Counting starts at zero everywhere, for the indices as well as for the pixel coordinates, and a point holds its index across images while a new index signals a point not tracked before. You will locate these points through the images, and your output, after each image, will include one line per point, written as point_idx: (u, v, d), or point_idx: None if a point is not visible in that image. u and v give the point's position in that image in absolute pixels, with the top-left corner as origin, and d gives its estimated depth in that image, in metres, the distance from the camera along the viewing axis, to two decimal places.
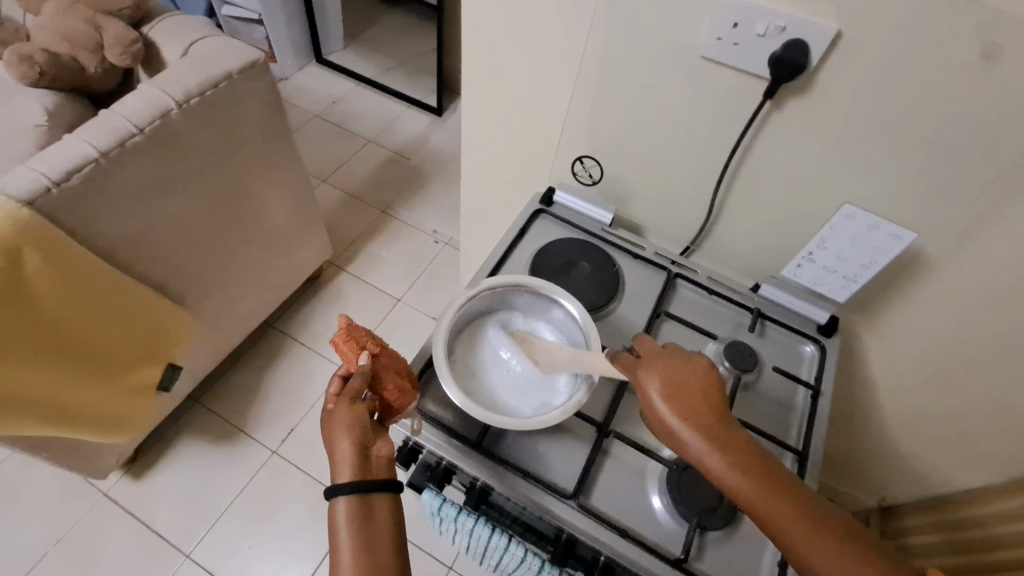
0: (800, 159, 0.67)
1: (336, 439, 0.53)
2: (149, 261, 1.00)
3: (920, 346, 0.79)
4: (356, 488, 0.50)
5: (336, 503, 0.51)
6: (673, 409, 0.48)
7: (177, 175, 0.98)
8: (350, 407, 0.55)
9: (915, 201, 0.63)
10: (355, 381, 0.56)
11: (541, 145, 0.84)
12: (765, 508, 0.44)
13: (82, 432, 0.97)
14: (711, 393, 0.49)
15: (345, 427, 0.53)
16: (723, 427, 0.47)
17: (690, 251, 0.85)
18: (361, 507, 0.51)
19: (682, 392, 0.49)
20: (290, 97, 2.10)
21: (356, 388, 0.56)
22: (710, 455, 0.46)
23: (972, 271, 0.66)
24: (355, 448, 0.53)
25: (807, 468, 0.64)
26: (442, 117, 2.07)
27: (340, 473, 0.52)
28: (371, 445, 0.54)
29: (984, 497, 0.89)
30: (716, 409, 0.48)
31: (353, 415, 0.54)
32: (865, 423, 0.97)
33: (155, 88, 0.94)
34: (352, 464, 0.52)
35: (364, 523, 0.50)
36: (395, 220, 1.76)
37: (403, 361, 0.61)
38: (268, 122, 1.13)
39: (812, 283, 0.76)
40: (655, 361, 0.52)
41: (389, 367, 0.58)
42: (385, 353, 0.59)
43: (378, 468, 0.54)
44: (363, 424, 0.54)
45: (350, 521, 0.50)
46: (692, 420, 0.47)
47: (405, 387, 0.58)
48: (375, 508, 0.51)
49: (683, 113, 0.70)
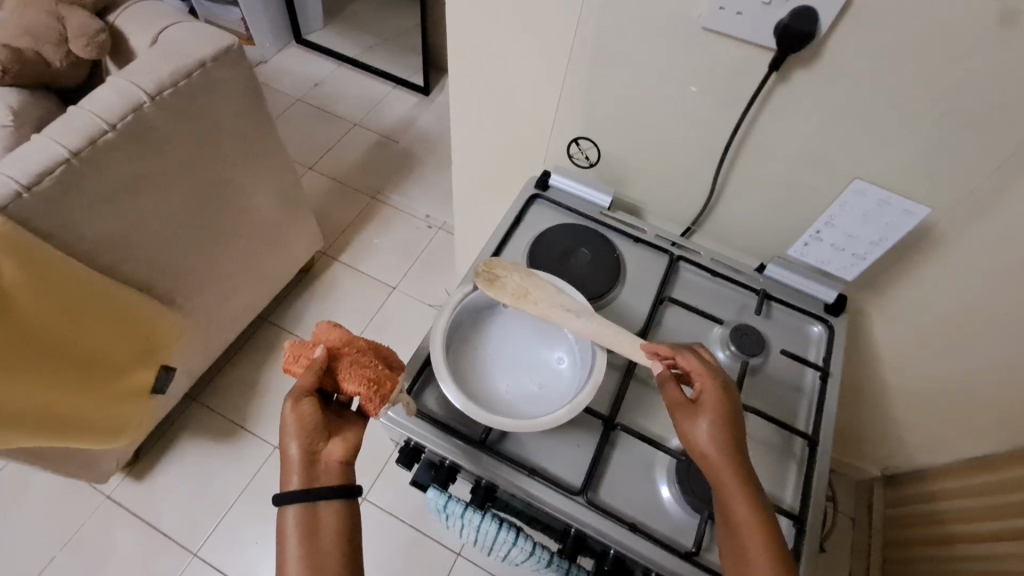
0: (807, 132, 0.63)
1: (284, 445, 0.51)
2: (132, 262, 0.97)
3: (932, 320, 0.77)
4: (300, 498, 0.49)
5: (285, 512, 0.50)
6: (703, 404, 0.51)
7: (155, 169, 0.94)
8: (296, 407, 0.52)
9: (930, 175, 0.60)
10: (307, 377, 0.53)
11: (534, 128, 0.81)
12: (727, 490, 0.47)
13: (80, 439, 0.96)
14: (735, 411, 0.51)
15: (293, 431, 0.51)
16: (735, 436, 0.50)
17: (691, 232, 0.82)
18: (308, 516, 0.50)
19: (718, 394, 0.52)
20: (270, 80, 2.03)
21: (306, 384, 0.53)
22: (704, 433, 0.50)
23: (987, 242, 0.64)
24: (303, 454, 0.51)
25: (818, 452, 0.62)
26: (430, 96, 2.01)
27: (289, 478, 0.51)
28: (321, 448, 0.53)
29: (1013, 463, 0.88)
30: (734, 418, 0.51)
31: (300, 415, 0.52)
32: (872, 395, 0.96)
33: (125, 80, 0.89)
34: (300, 470, 0.51)
35: (312, 533, 0.49)
36: (386, 206, 1.72)
37: (372, 351, 0.57)
38: (247, 110, 1.08)
39: (820, 262, 0.73)
40: (701, 367, 0.54)
41: (349, 361, 0.54)
42: (348, 347, 0.55)
43: (328, 473, 0.52)
44: (312, 427, 0.52)
45: (297, 533, 0.49)
46: (709, 414, 0.50)
47: (372, 382, 0.54)
48: (323, 518, 0.50)
49: (681, 89, 0.66)
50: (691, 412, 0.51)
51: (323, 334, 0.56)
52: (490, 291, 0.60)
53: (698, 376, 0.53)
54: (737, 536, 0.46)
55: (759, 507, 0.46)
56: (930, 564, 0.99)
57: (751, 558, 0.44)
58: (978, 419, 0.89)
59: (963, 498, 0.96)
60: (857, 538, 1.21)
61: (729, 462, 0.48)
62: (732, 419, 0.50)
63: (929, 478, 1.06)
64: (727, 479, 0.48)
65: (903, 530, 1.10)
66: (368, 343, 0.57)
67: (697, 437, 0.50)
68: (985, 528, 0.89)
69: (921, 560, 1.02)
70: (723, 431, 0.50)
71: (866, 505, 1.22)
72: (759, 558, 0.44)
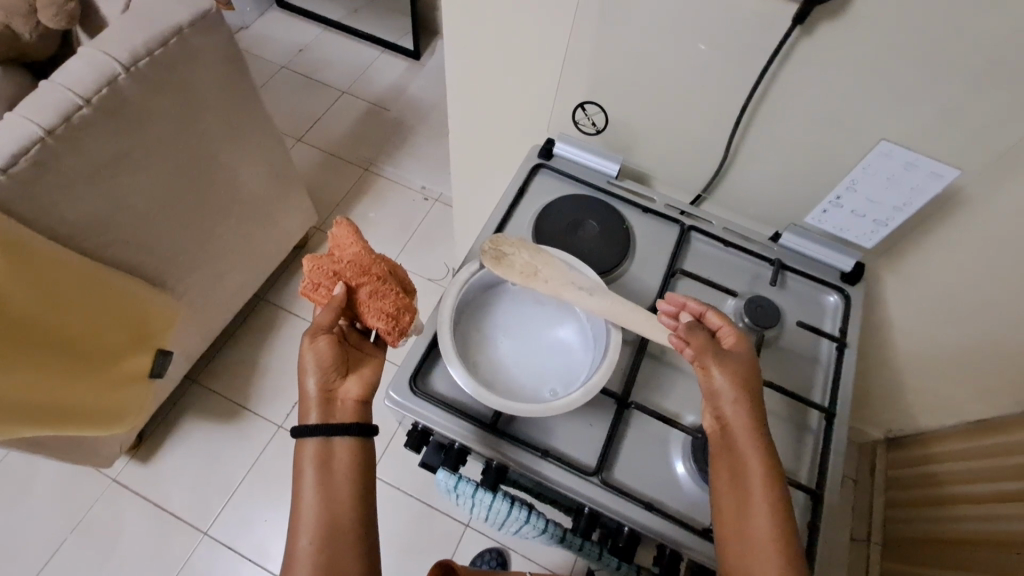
0: (830, 91, 0.59)
1: (305, 379, 0.54)
2: (119, 244, 0.93)
3: (948, 286, 0.75)
4: (318, 431, 0.53)
5: (303, 444, 0.53)
6: (727, 358, 0.52)
7: (137, 146, 0.90)
8: (313, 344, 0.55)
9: (961, 137, 0.57)
10: (327, 314, 0.55)
11: (536, 92, 0.76)
12: (741, 439, 0.49)
13: (80, 428, 0.94)
14: (754, 368, 0.53)
15: (312, 368, 0.54)
16: (754, 391, 0.51)
17: (701, 199, 0.79)
18: (324, 450, 0.53)
19: (741, 352, 0.53)
20: (252, 48, 1.93)
21: (325, 322, 0.55)
22: (724, 385, 0.51)
23: (1013, 205, 0.61)
24: (319, 391, 0.54)
25: (835, 425, 0.61)
26: (421, 61, 1.93)
27: (307, 414, 0.54)
28: (337, 386, 0.56)
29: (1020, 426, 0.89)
30: (756, 376, 0.52)
31: (318, 353, 0.54)
32: (882, 362, 0.95)
33: (97, 51, 0.84)
34: (317, 407, 0.54)
35: (326, 466, 0.52)
36: (380, 178, 1.67)
37: (391, 277, 0.58)
38: (229, 79, 1.02)
39: (838, 229, 0.71)
40: (728, 328, 0.55)
41: (371, 297, 0.56)
42: (367, 276, 0.56)
43: (344, 410, 0.55)
44: (330, 365, 0.55)
45: (314, 463, 0.52)
46: (732, 369, 0.52)
47: (393, 318, 0.57)
48: (337, 452, 0.53)
49: (694, 48, 0.62)
50: (714, 363, 0.52)
51: (339, 261, 0.56)
52: (497, 270, 0.57)
53: (725, 335, 0.55)
54: (741, 476, 0.48)
55: (770, 456, 0.48)
56: (931, 524, 1.01)
57: (751, 498, 0.47)
58: (987, 384, 0.89)
59: (971, 459, 0.96)
60: (857, 498, 1.23)
61: (746, 414, 0.50)
62: (754, 376, 0.52)
63: (933, 441, 1.07)
64: (741, 427, 0.49)
65: (909, 492, 1.11)
66: (385, 269, 0.57)
67: (717, 389, 0.51)
68: (992, 488, 0.89)
69: (923, 519, 1.03)
70: (745, 385, 0.51)
71: (868, 466, 1.24)
72: (761, 498, 0.46)
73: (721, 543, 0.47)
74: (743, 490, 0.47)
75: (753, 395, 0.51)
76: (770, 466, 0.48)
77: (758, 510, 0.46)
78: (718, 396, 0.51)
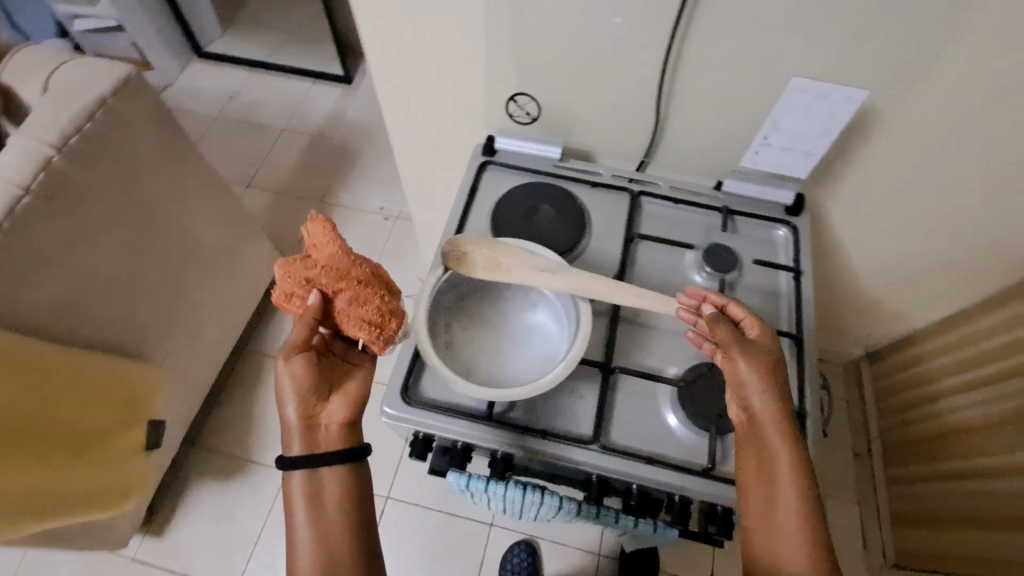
0: (737, 43, 0.63)
1: (286, 404, 0.55)
2: (89, 324, 0.93)
3: (885, 200, 0.80)
4: (301, 463, 0.53)
5: (291, 483, 0.54)
6: (751, 348, 0.54)
7: (88, 223, 0.89)
8: (288, 365, 0.56)
9: (861, 62, 0.61)
10: (302, 329, 0.56)
11: (467, 94, 0.79)
12: (769, 423, 0.51)
13: (88, 512, 0.94)
14: (779, 357, 0.54)
15: (291, 392, 0.55)
16: (779, 378, 0.53)
17: (644, 164, 0.82)
18: (312, 488, 0.54)
19: (767, 345, 0.55)
20: (181, 103, 1.91)
21: (301, 338, 0.56)
22: (750, 373, 0.52)
23: (922, 113, 0.66)
24: (301, 417, 0.55)
25: (805, 347, 0.65)
26: (353, 84, 1.93)
27: (291, 443, 0.55)
28: (319, 410, 0.56)
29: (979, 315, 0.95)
30: (781, 364, 0.54)
31: (295, 375, 0.55)
32: (844, 282, 1.00)
33: (26, 138, 0.84)
34: (300, 436, 0.55)
35: (316, 503, 0.53)
36: (337, 206, 1.67)
37: (372, 279, 0.58)
38: (165, 139, 1.02)
39: (774, 167, 0.75)
40: (754, 322, 0.56)
41: (349, 305, 0.56)
42: (344, 282, 0.56)
43: (327, 436, 0.56)
44: (307, 390, 0.55)
45: (304, 503, 0.53)
46: (759, 360, 0.53)
47: (375, 325, 0.57)
48: (325, 485, 0.54)
49: (605, 26, 0.65)
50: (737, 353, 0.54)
51: (313, 267, 0.56)
52: (460, 270, 0.60)
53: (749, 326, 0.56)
54: (769, 456, 0.49)
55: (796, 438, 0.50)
56: (924, 425, 1.07)
57: (776, 476, 0.48)
58: (941, 284, 0.95)
59: (943, 356, 1.02)
60: (851, 415, 1.28)
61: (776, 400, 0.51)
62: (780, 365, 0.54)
63: (906, 346, 1.13)
64: (770, 412, 0.51)
65: (896, 398, 1.17)
66: (365, 272, 0.57)
67: (744, 377, 0.53)
68: (969, 378, 0.96)
69: (915, 421, 1.10)
70: (772, 372, 0.53)
71: (855, 383, 1.29)
72: (787, 478, 0.48)
73: (745, 521, 0.49)
74: (770, 469, 0.49)
75: (779, 382, 0.52)
76: (795, 447, 0.49)
77: (783, 488, 0.48)
78: (744, 384, 0.53)
